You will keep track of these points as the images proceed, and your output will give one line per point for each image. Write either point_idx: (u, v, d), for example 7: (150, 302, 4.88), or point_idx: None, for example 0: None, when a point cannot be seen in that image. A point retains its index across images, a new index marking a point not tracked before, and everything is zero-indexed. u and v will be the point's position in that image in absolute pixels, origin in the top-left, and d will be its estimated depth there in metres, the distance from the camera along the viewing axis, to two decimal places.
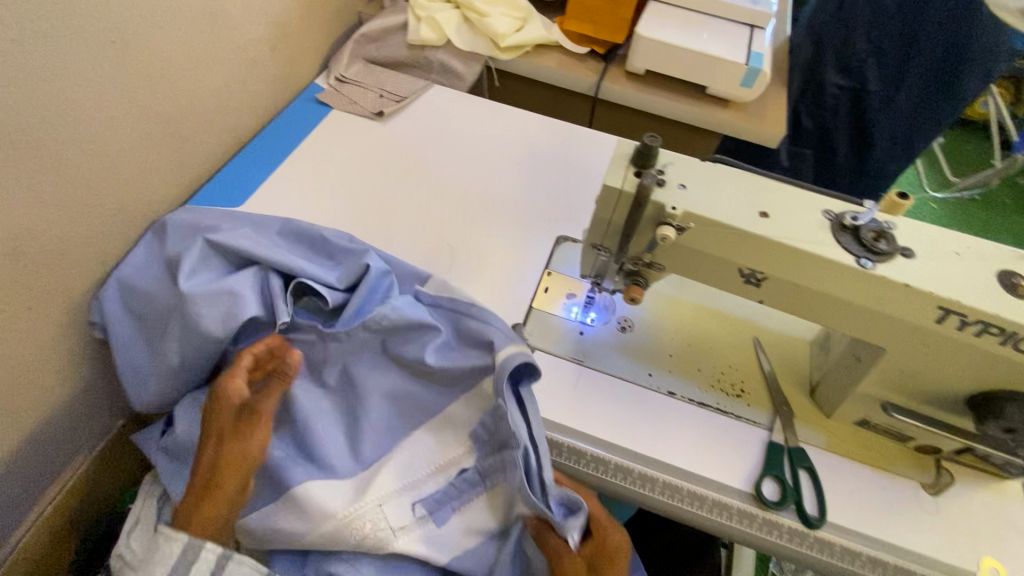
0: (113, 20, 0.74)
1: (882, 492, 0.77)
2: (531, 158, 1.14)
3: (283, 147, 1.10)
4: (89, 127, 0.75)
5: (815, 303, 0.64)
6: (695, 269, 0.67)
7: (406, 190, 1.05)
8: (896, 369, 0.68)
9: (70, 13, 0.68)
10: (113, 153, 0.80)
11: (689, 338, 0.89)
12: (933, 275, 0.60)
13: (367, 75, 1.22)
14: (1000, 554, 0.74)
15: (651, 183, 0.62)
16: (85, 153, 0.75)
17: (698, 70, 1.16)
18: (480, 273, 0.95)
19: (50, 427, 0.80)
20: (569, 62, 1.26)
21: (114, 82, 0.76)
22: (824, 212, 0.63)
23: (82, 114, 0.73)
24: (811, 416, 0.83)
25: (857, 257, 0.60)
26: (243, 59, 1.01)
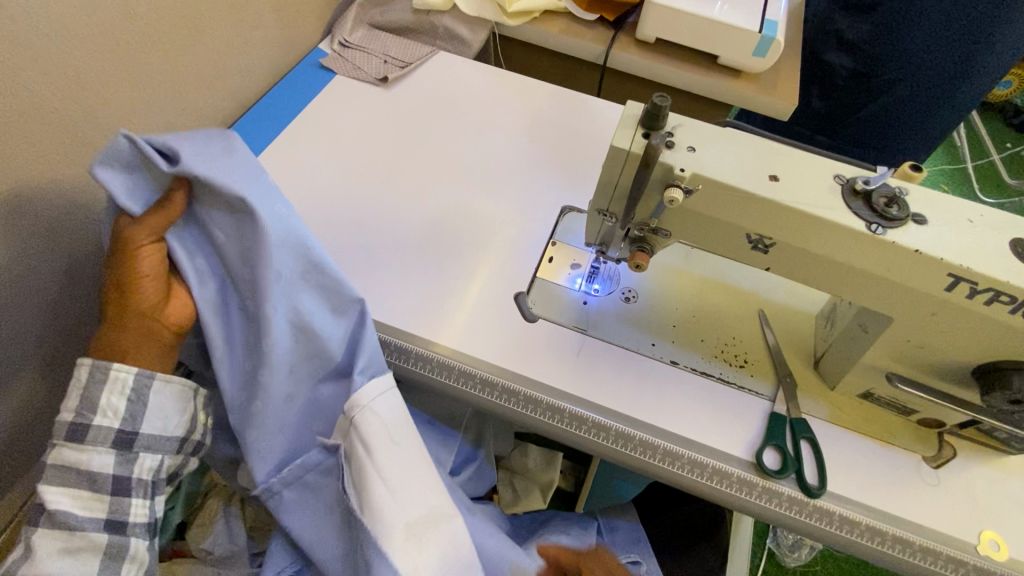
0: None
1: (882, 463, 0.78)
2: (537, 128, 1.12)
3: (286, 112, 1.08)
4: (88, 84, 0.74)
5: (823, 270, 0.63)
6: (701, 234, 0.66)
7: (410, 157, 1.04)
8: (902, 340, 0.68)
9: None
10: (114, 111, 0.79)
11: (694, 310, 0.89)
12: (945, 242, 0.58)
13: (371, 41, 1.20)
14: (998, 526, 0.74)
15: (660, 144, 0.61)
16: (85, 111, 0.74)
17: (710, 38, 1.13)
18: (484, 242, 0.94)
19: (58, 390, 0.82)
20: (577, 29, 1.23)
21: (114, 38, 0.75)
22: (836, 177, 0.62)
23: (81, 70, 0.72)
24: (814, 389, 0.83)
25: (868, 222, 0.59)
26: (245, 20, 0.99)
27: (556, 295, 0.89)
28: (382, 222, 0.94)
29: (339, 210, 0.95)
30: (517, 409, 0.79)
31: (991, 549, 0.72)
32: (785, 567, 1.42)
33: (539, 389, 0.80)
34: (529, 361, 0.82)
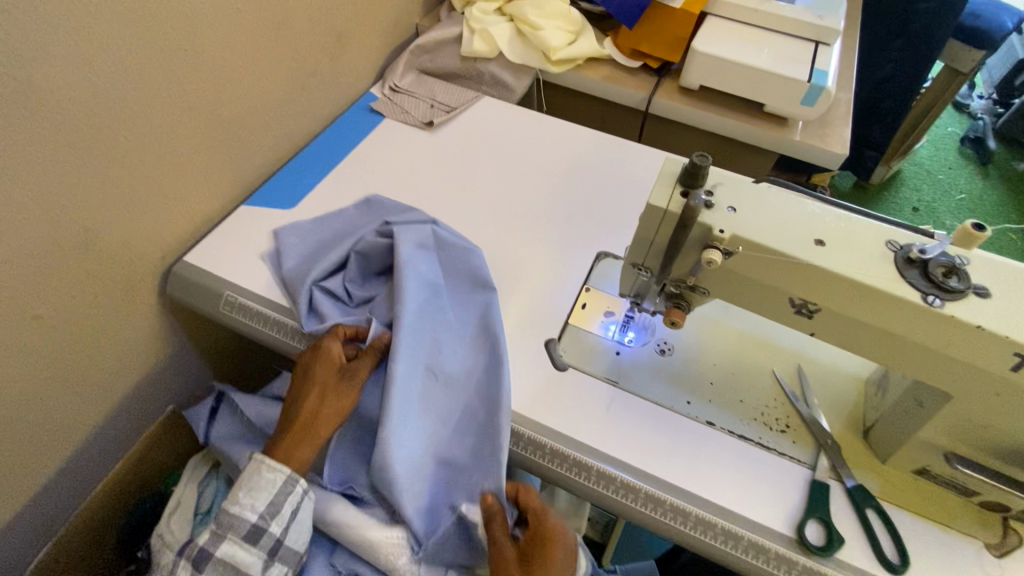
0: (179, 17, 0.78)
1: (942, 551, 0.71)
2: (578, 172, 1.12)
3: (332, 153, 1.14)
4: (151, 119, 0.80)
5: (875, 341, 0.59)
6: (739, 296, 0.64)
7: (450, 197, 1.06)
8: (964, 418, 0.62)
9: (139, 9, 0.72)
10: (173, 143, 0.85)
11: (731, 368, 0.85)
12: (1012, 318, 0.54)
13: (419, 85, 1.26)
14: None
15: (699, 205, 0.60)
16: (139, 141, 0.80)
17: (756, 88, 1.13)
18: (519, 283, 0.94)
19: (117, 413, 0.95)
20: (623, 77, 1.26)
21: (170, 80, 0.81)
22: (889, 242, 0.59)
23: (142, 104, 0.78)
24: (863, 462, 0.77)
25: (924, 293, 0.55)
26: (303, 70, 1.06)
27: (588, 349, 0.87)
28: None
29: None
30: (564, 472, 0.76)
31: None
32: None
33: (566, 442, 0.78)
34: (555, 411, 0.80)
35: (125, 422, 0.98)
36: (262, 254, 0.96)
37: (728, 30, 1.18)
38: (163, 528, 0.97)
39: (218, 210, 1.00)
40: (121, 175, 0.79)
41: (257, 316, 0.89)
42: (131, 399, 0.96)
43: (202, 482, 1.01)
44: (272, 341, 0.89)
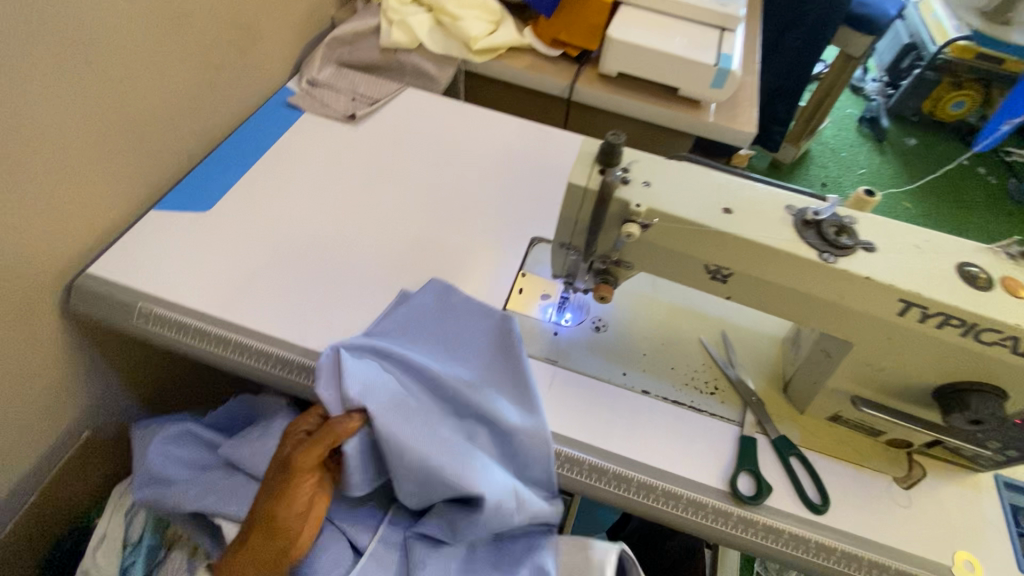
0: (62, 9, 0.71)
1: (857, 487, 0.77)
2: (506, 160, 1.13)
3: (249, 151, 1.08)
4: (34, 121, 0.73)
5: (783, 299, 0.64)
6: (661, 267, 0.67)
7: (378, 192, 1.04)
8: (864, 363, 0.68)
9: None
10: (61, 146, 0.78)
11: (662, 339, 0.89)
12: (894, 269, 0.60)
13: (338, 78, 1.22)
14: (972, 547, 0.74)
15: (615, 181, 0.62)
16: (22, 145, 0.72)
17: (670, 73, 1.18)
18: (454, 273, 0.94)
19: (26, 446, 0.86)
20: (545, 65, 1.28)
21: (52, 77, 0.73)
22: (788, 208, 0.63)
23: (24, 105, 0.71)
24: (785, 414, 0.83)
25: (821, 252, 0.60)
26: (209, 64, 1.00)
27: (526, 333, 0.89)
28: (348, 261, 0.93)
29: (301, 252, 0.93)
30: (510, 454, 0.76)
31: (967, 570, 0.72)
32: None
33: None
34: None
35: (42, 454, 0.89)
36: (176, 260, 0.90)
37: (641, 18, 1.23)
38: (89, 563, 0.90)
39: (125, 217, 0.93)
40: (7, 184, 0.72)
41: (176, 326, 0.84)
42: (41, 429, 0.88)
43: (126, 512, 0.94)
44: (202, 354, 0.83)
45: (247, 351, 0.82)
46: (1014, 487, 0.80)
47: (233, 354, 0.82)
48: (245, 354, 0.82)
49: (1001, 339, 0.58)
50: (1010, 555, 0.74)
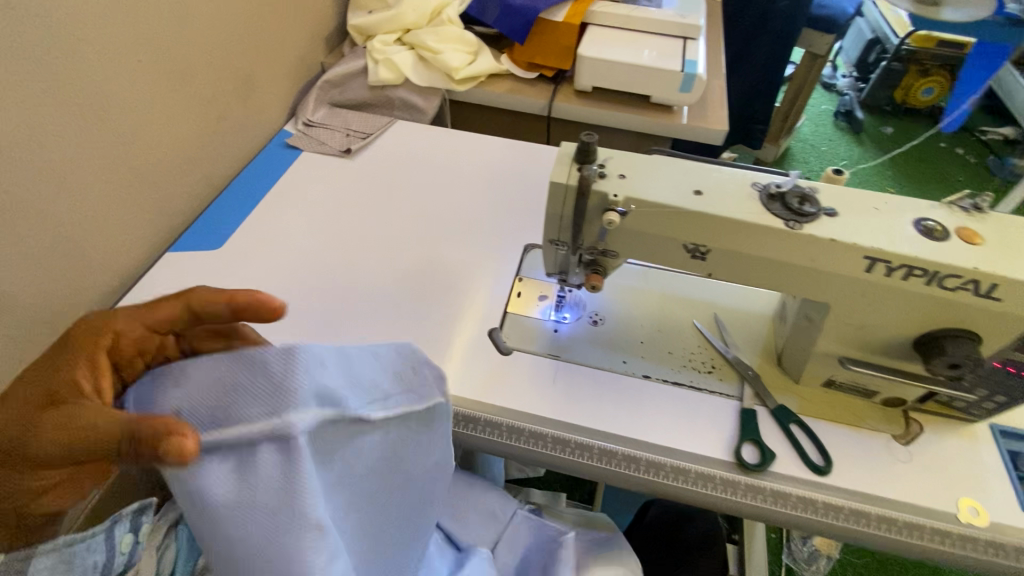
0: (74, 74, 0.79)
1: (857, 446, 0.81)
2: (494, 176, 1.20)
3: (253, 191, 1.15)
4: (56, 175, 0.80)
5: (758, 269, 0.69)
6: (644, 251, 0.72)
7: (377, 216, 1.10)
8: (844, 324, 0.73)
9: (30, 69, 0.73)
10: (81, 197, 0.84)
11: (658, 327, 0.94)
12: (856, 229, 0.65)
13: (332, 118, 1.30)
14: (974, 493, 0.77)
15: (593, 175, 0.68)
16: (47, 199, 0.79)
17: (640, 83, 1.26)
18: (455, 283, 1.00)
19: None
20: (523, 87, 1.36)
21: (69, 136, 0.80)
22: (753, 185, 0.69)
23: (46, 163, 0.78)
24: (782, 385, 0.87)
25: (787, 221, 0.65)
26: (211, 113, 1.08)
27: (528, 333, 0.93)
28: (355, 282, 0.99)
29: (310, 278, 0.99)
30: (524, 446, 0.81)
31: (972, 515, 0.75)
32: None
33: (520, 418, 0.82)
34: (506, 393, 0.85)
35: None
36: None
37: (608, 36, 1.32)
38: None
39: (142, 261, 1.00)
40: (34, 235, 0.78)
41: None
42: None
43: None
44: None
45: None
46: (1010, 434, 0.84)
47: None
48: None
49: (963, 284, 0.63)
50: (1012, 498, 0.77)
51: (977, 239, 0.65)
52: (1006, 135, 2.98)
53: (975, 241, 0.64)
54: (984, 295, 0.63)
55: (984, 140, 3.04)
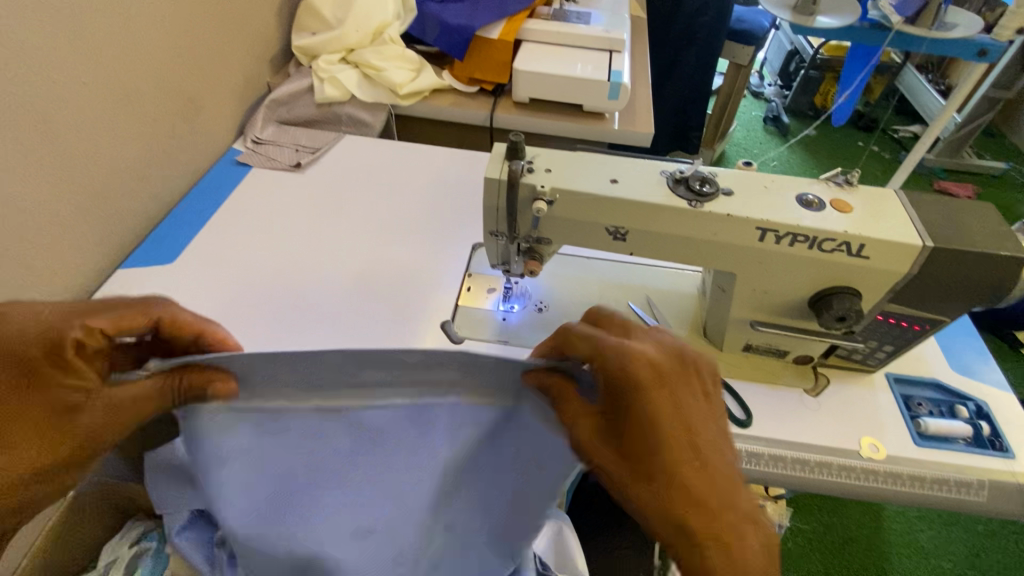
0: (19, 97, 0.82)
1: (774, 400, 0.91)
2: (442, 183, 1.27)
3: (205, 207, 1.18)
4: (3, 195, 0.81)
5: (672, 245, 0.79)
6: (572, 236, 0.81)
7: (330, 225, 1.15)
8: (750, 290, 0.83)
9: None
10: (29, 216, 0.86)
11: (597, 310, 1.02)
12: (748, 205, 0.75)
13: (281, 135, 1.35)
14: (874, 432, 0.88)
15: (521, 169, 0.76)
16: None
17: (572, 92, 1.37)
18: (407, 282, 1.05)
19: None
20: (465, 100, 1.45)
21: (16, 156, 0.82)
22: (661, 172, 0.79)
23: None
24: (708, 353, 0.97)
25: (690, 201, 0.75)
26: (160, 133, 1.11)
27: (479, 323, 1.00)
28: (310, 286, 1.03)
29: (266, 285, 1.03)
30: None
31: (872, 451, 0.86)
32: None
33: None
34: None
35: None
36: None
37: (540, 50, 1.42)
38: None
39: (93, 279, 1.01)
40: None
41: None
42: None
43: None
44: None
45: None
46: (904, 381, 0.96)
47: None
48: None
49: (838, 246, 0.74)
50: (906, 433, 0.88)
51: (848, 208, 0.76)
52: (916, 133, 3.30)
53: (846, 210, 0.76)
54: (856, 255, 0.75)
55: (895, 138, 3.34)
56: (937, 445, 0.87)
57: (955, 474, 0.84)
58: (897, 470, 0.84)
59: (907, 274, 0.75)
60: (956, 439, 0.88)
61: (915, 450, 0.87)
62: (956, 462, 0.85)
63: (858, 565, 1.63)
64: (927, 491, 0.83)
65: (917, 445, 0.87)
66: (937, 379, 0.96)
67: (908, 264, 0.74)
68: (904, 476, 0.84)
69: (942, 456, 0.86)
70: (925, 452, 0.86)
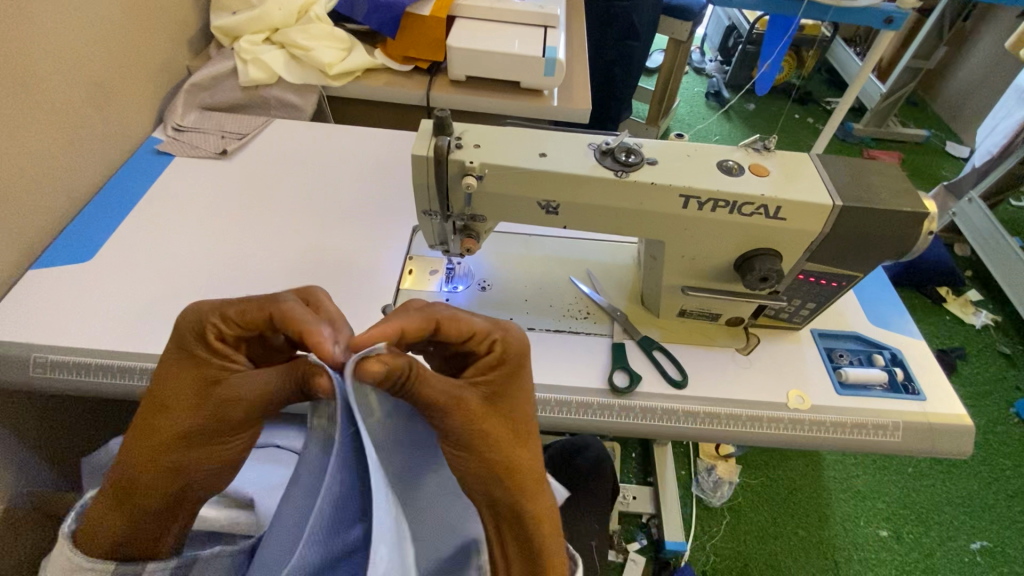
0: None
1: (709, 361, 0.95)
2: (379, 165, 1.24)
3: (124, 201, 1.11)
4: None
5: (603, 216, 0.80)
6: (506, 211, 0.81)
7: (261, 213, 1.11)
8: (680, 256, 0.86)
9: None
10: None
11: (539, 285, 1.04)
12: (672, 173, 0.77)
13: (204, 121, 1.28)
14: (800, 384, 0.94)
15: (448, 145, 0.76)
16: None
17: (508, 69, 1.36)
18: (345, 267, 1.03)
19: None
20: (400, 80, 1.42)
21: None
22: (588, 144, 0.80)
23: None
24: (646, 320, 1.00)
25: (616, 171, 0.76)
26: (66, 122, 1.03)
27: (422, 305, 0.99)
28: (242, 278, 0.99)
29: (196, 279, 0.98)
30: None
31: (798, 402, 0.91)
32: (713, 509, 1.72)
33: None
34: None
35: None
36: (64, 311, 0.91)
37: (474, 27, 1.40)
38: None
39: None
40: None
41: (75, 368, 0.86)
42: None
43: None
44: (107, 389, 0.86)
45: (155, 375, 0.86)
46: (827, 335, 1.02)
47: (137, 381, 0.86)
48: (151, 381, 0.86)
49: (757, 209, 0.78)
50: (829, 384, 0.94)
51: (765, 172, 0.79)
52: None
53: (764, 174, 0.79)
54: (774, 217, 0.78)
55: (827, 110, 3.50)
56: (856, 393, 0.94)
57: (873, 417, 0.90)
58: (821, 418, 0.90)
59: (820, 233, 0.80)
60: (873, 386, 0.95)
61: (838, 398, 0.93)
62: (873, 406, 0.92)
63: (803, 514, 1.75)
64: (848, 435, 0.89)
65: (839, 394, 0.93)
66: (856, 331, 1.03)
67: (821, 223, 0.78)
68: (827, 423, 0.90)
69: (861, 403, 0.92)
70: (846, 400, 0.93)
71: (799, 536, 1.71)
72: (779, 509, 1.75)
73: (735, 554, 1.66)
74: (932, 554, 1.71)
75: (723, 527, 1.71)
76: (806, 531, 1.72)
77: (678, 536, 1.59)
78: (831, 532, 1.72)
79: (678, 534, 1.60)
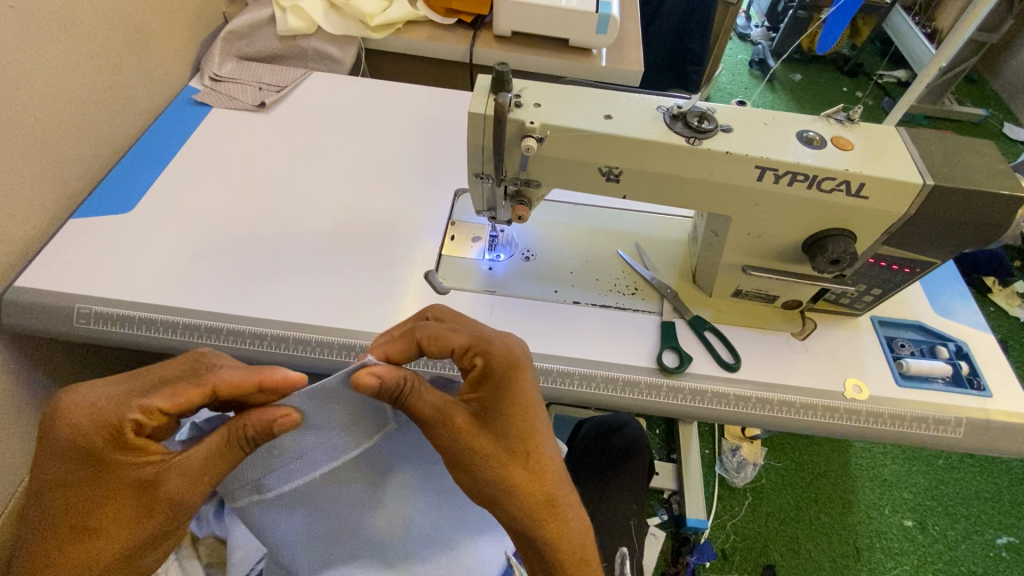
0: None
1: (762, 345, 0.91)
2: (420, 125, 1.19)
3: (161, 152, 1.08)
4: None
5: (667, 186, 0.75)
6: (563, 177, 0.77)
7: (300, 170, 1.08)
8: (745, 234, 0.81)
9: None
10: None
11: (586, 258, 0.99)
12: (748, 142, 0.71)
13: (241, 71, 1.23)
14: (858, 373, 0.89)
15: (508, 103, 0.70)
16: None
17: (557, 24, 1.27)
18: (385, 230, 1.00)
19: None
20: (442, 33, 1.34)
21: None
22: (657, 107, 0.74)
23: None
24: (697, 299, 0.95)
25: (688, 138, 0.71)
26: (104, 66, 1.00)
27: (464, 273, 0.96)
28: (281, 237, 0.97)
29: (234, 236, 0.96)
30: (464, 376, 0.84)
31: (855, 392, 0.87)
32: (736, 488, 1.71)
33: None
34: None
35: None
36: (105, 263, 0.90)
37: None
38: None
39: (40, 231, 0.93)
40: None
41: (119, 321, 0.85)
42: None
43: None
44: (150, 342, 0.85)
45: (197, 332, 0.85)
46: (887, 323, 0.97)
47: (178, 335, 0.85)
48: (194, 336, 0.85)
49: (838, 185, 0.72)
50: (888, 375, 0.90)
51: (850, 146, 0.73)
52: (900, 78, 3.28)
53: (848, 147, 0.73)
54: (855, 195, 0.72)
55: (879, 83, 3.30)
56: (917, 385, 0.89)
57: (935, 412, 0.86)
58: (879, 410, 0.86)
59: (904, 214, 0.73)
60: (935, 379, 0.90)
61: (897, 390, 0.88)
62: (934, 400, 0.87)
63: (827, 499, 1.73)
64: (907, 429, 0.85)
65: (899, 385, 0.89)
66: (919, 321, 0.98)
67: (907, 204, 0.72)
68: (886, 415, 0.85)
69: (922, 396, 0.88)
70: (906, 392, 0.88)
71: (822, 521, 1.69)
72: (802, 493, 1.73)
73: (755, 534, 1.66)
74: (956, 548, 1.68)
75: (744, 507, 1.70)
76: (828, 516, 1.70)
77: (700, 514, 1.59)
78: (855, 518, 1.70)
79: (700, 512, 1.59)
